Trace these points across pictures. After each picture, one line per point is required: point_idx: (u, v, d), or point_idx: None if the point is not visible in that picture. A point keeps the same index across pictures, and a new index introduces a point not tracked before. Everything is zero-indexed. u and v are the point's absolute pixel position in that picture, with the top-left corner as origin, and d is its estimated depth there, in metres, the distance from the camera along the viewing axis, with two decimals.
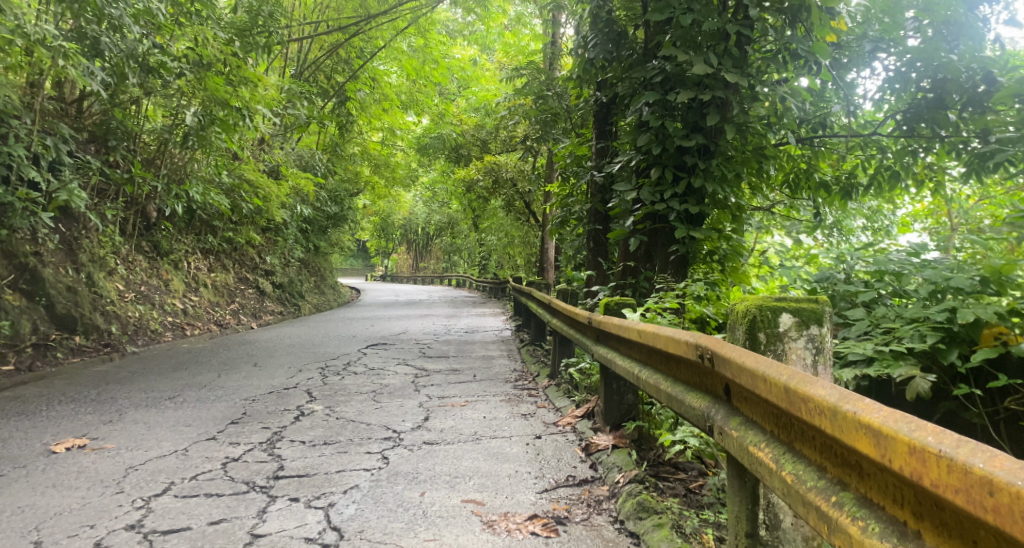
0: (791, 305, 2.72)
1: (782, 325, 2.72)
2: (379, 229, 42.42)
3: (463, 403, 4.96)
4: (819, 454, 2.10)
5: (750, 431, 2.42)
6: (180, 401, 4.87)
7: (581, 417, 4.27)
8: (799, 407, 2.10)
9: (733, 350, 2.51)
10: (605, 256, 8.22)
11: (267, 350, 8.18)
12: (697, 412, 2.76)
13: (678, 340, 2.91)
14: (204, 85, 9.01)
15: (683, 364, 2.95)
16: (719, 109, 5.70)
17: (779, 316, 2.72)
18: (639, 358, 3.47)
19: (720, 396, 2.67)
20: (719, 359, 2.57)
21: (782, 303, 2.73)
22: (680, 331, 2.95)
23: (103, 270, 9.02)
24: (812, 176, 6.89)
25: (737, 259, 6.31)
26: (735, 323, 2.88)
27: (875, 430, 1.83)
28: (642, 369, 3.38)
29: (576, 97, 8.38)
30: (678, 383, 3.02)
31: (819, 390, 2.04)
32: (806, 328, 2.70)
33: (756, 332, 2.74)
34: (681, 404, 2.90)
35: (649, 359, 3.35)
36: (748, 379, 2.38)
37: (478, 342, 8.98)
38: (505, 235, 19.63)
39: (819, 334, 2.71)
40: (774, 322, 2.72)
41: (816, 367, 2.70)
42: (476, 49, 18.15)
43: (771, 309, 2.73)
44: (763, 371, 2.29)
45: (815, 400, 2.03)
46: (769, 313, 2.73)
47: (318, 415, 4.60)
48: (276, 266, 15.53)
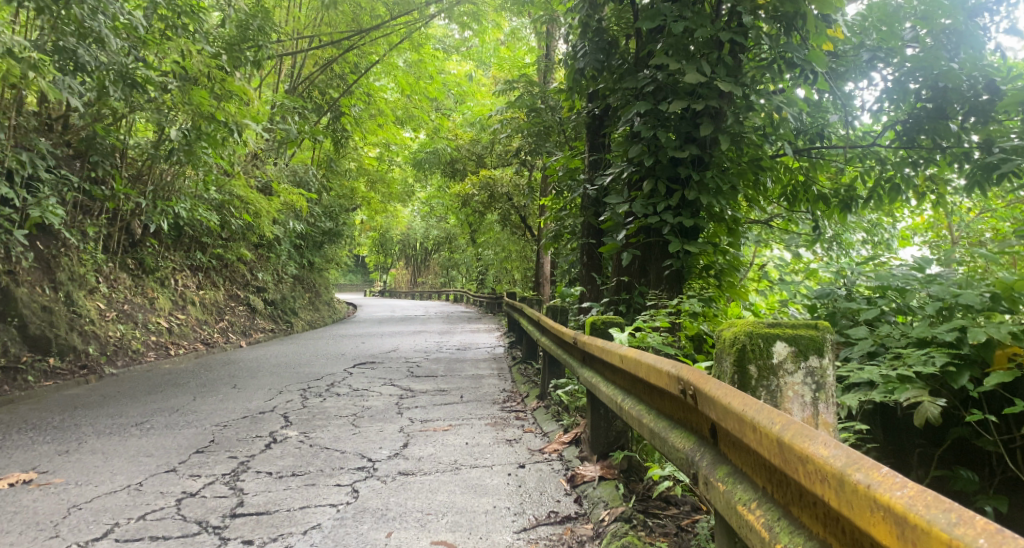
0: (785, 332, 2.53)
1: (776, 355, 2.54)
2: (379, 245, 42.20)
3: (446, 428, 4.70)
4: (816, 522, 1.94)
5: (738, 484, 2.24)
6: (146, 427, 4.63)
7: (569, 444, 4.01)
8: (797, 465, 1.96)
9: (718, 388, 2.34)
10: (599, 271, 7.96)
11: (251, 369, 7.94)
12: (675, 451, 2.59)
13: (660, 372, 2.71)
14: (188, 99, 8.77)
15: (666, 397, 2.74)
16: (713, 119, 5.50)
17: (773, 344, 2.53)
18: (618, 384, 3.29)
19: (703, 437, 2.48)
20: (705, 398, 2.38)
21: (776, 331, 2.54)
22: (662, 360, 2.76)
23: (83, 289, 8.80)
24: (811, 189, 6.62)
25: (734, 274, 6.00)
26: (722, 353, 2.65)
27: (900, 517, 1.70)
28: (622, 396, 3.19)
29: (568, 109, 8.19)
30: (658, 415, 2.85)
31: (820, 449, 1.91)
32: (803, 359, 2.52)
33: (746, 365, 2.55)
34: (659, 440, 2.73)
35: (627, 386, 3.17)
36: (735, 423, 2.21)
37: (470, 360, 8.74)
38: (502, 250, 19.36)
39: (819, 367, 2.52)
40: (768, 352, 2.53)
41: (816, 405, 2.52)
42: (472, 65, 18.05)
43: (763, 337, 2.53)
44: (753, 416, 2.13)
45: (817, 462, 1.89)
46: (761, 343, 2.54)
47: (291, 442, 4.34)
48: (268, 283, 15.28)
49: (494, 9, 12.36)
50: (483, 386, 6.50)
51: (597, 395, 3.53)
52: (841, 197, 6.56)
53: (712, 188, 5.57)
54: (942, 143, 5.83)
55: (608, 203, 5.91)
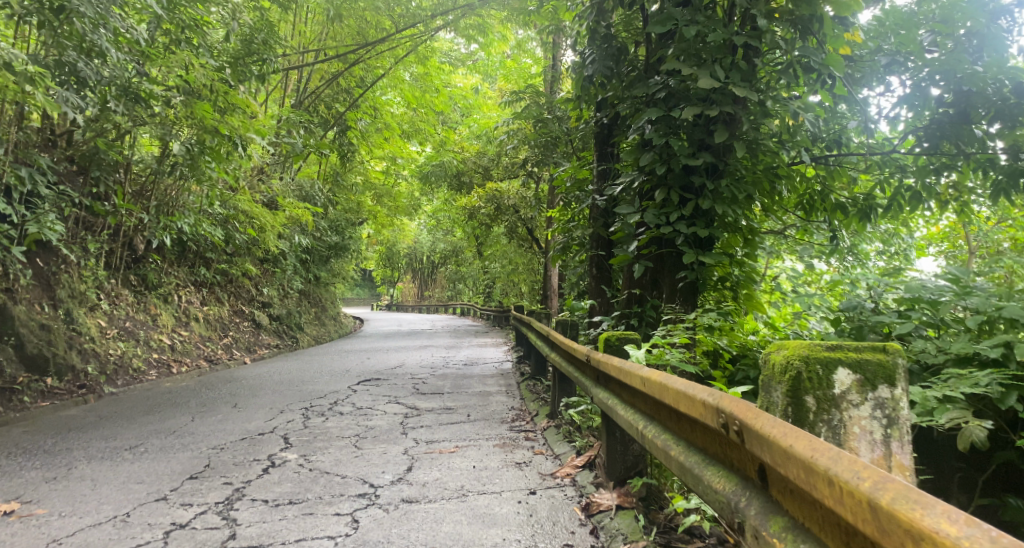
0: (847, 357, 2.32)
1: (838, 384, 2.34)
2: (385, 258, 42.07)
3: (452, 450, 4.48)
4: None
5: (801, 541, 2.02)
6: (139, 452, 4.44)
7: (582, 467, 3.80)
8: (898, 535, 1.73)
9: (775, 427, 2.11)
10: (609, 284, 7.75)
11: (253, 387, 7.76)
12: (716, 492, 2.37)
13: (694, 401, 2.49)
14: (191, 113, 8.62)
15: (700, 429, 2.53)
16: (727, 126, 5.32)
17: (834, 372, 2.33)
18: (640, 408, 3.07)
19: (751, 480, 2.27)
20: (760, 439, 2.16)
21: (836, 355, 2.33)
22: (697, 388, 2.53)
23: (84, 306, 8.65)
24: (828, 198, 6.34)
25: (751, 286, 5.79)
26: (772, 382, 2.47)
27: None
28: (645, 423, 2.98)
29: (577, 119, 7.99)
30: (690, 447, 2.63)
31: (943, 524, 1.66)
32: (870, 389, 2.31)
33: (803, 396, 2.36)
34: (695, 477, 2.51)
35: (652, 412, 2.96)
36: (807, 475, 1.97)
37: (477, 376, 8.54)
38: (509, 264, 19.09)
39: (889, 399, 2.30)
40: (829, 379, 2.33)
41: (888, 443, 2.29)
42: (477, 78, 17.96)
43: (823, 364, 2.33)
44: (837, 471, 1.89)
45: (938, 539, 1.64)
46: (820, 370, 2.34)
47: (290, 466, 4.14)
48: (273, 298, 15.10)
49: (500, 23, 12.25)
50: (491, 404, 6.28)
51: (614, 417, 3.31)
52: (862, 204, 6.23)
53: (727, 197, 5.37)
54: (966, 149, 5.60)
55: (619, 213, 5.70)
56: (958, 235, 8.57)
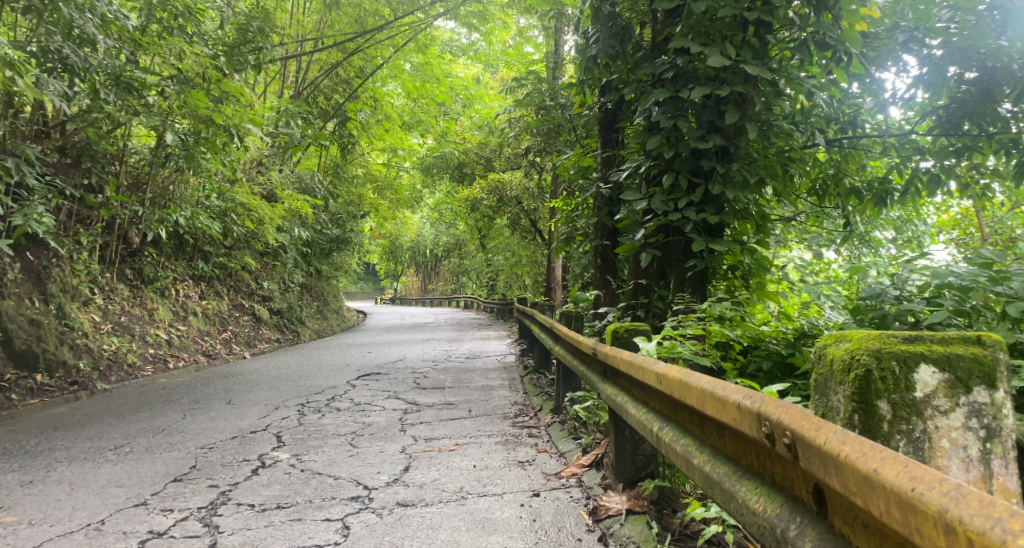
0: (931, 353, 2.15)
1: (920, 385, 2.15)
2: (388, 251, 41.78)
3: (452, 447, 4.27)
4: None
5: None
6: (124, 452, 4.23)
7: (588, 467, 3.58)
8: None
9: (843, 443, 1.85)
10: (614, 274, 7.50)
11: (249, 383, 7.56)
12: (755, 512, 2.12)
13: (735, 407, 2.21)
14: (184, 101, 8.36)
15: (737, 437, 2.27)
16: (739, 105, 5.08)
17: (916, 370, 2.15)
18: (657, 408, 2.83)
19: (804, 503, 2.01)
20: (832, 462, 1.87)
21: (918, 350, 2.16)
22: (729, 389, 2.28)
23: (76, 301, 8.46)
24: (842, 182, 6.07)
25: (764, 274, 5.53)
26: (835, 384, 2.30)
27: None
28: (663, 425, 2.74)
29: (580, 104, 7.76)
30: (719, 456, 2.39)
31: None
32: (963, 392, 2.11)
33: (876, 401, 2.17)
34: (726, 492, 2.26)
35: (671, 412, 2.72)
36: (909, 514, 1.68)
37: (480, 369, 8.32)
38: (511, 256, 18.78)
39: (988, 405, 2.10)
40: (909, 379, 2.15)
41: (991, 462, 2.09)
42: (479, 67, 17.70)
43: (900, 360, 2.16)
44: (963, 517, 1.59)
45: None
46: (899, 368, 2.16)
47: (280, 467, 3.93)
48: (274, 292, 14.88)
49: (501, 10, 12.01)
50: (494, 398, 6.06)
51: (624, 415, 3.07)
52: (879, 186, 5.94)
53: (738, 181, 5.11)
54: (989, 129, 5.36)
55: (624, 200, 5.45)
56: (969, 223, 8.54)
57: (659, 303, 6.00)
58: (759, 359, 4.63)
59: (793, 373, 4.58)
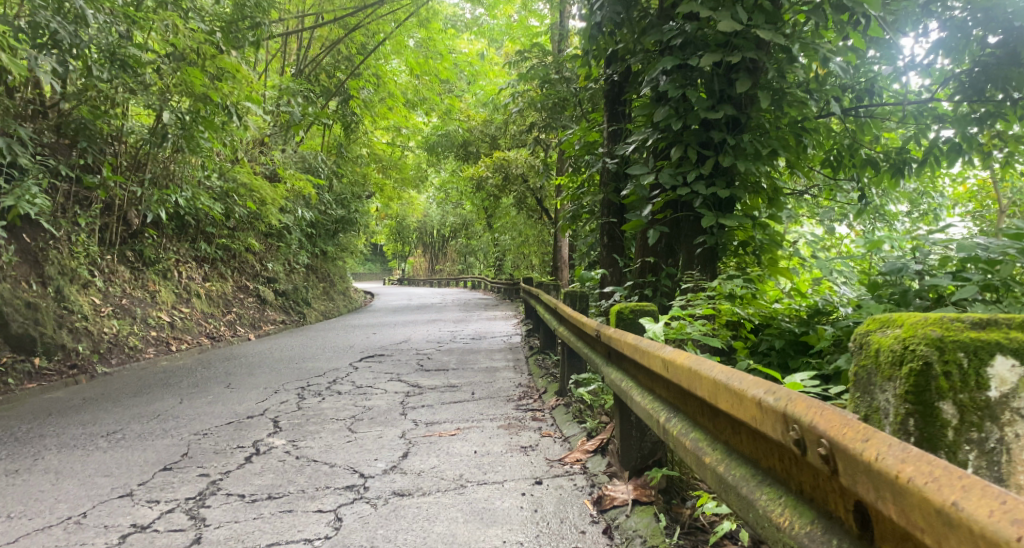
0: (1009, 341, 1.86)
1: (996, 382, 1.85)
2: (396, 232, 41.61)
3: (453, 432, 4.11)
4: None
5: None
6: (115, 439, 4.11)
7: (593, 453, 3.42)
8: None
9: (901, 461, 1.59)
10: (621, 252, 7.28)
11: (251, 365, 7.44)
12: (780, 528, 1.90)
13: (764, 409, 1.97)
14: (178, 79, 8.21)
15: (762, 439, 2.04)
16: (750, 73, 4.87)
17: (990, 364, 1.86)
18: (668, 399, 2.64)
19: (842, 522, 1.77)
20: (889, 485, 1.60)
21: (993, 339, 1.86)
22: (753, 383, 2.07)
23: (76, 283, 8.40)
24: (858, 152, 5.83)
25: (777, 250, 5.29)
26: (882, 381, 1.94)
27: None
28: (673, 417, 2.56)
29: (586, 77, 7.52)
30: (737, 456, 2.20)
31: None
32: None
33: (943, 403, 1.84)
34: (744, 500, 2.06)
35: (684, 404, 2.53)
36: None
37: (485, 350, 8.16)
38: (518, 235, 18.44)
39: None
40: (980, 374, 1.85)
41: None
42: (483, 43, 17.40)
43: (970, 352, 1.85)
44: None
45: None
46: (972, 361, 1.85)
47: (276, 454, 3.79)
48: (279, 273, 14.76)
49: None
50: (498, 380, 5.90)
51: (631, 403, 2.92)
52: (897, 155, 5.69)
53: (750, 153, 4.90)
54: (1013, 94, 5.06)
55: (631, 174, 5.25)
56: (988, 196, 8.28)
57: (667, 281, 5.82)
58: (770, 338, 4.46)
59: (807, 352, 4.40)
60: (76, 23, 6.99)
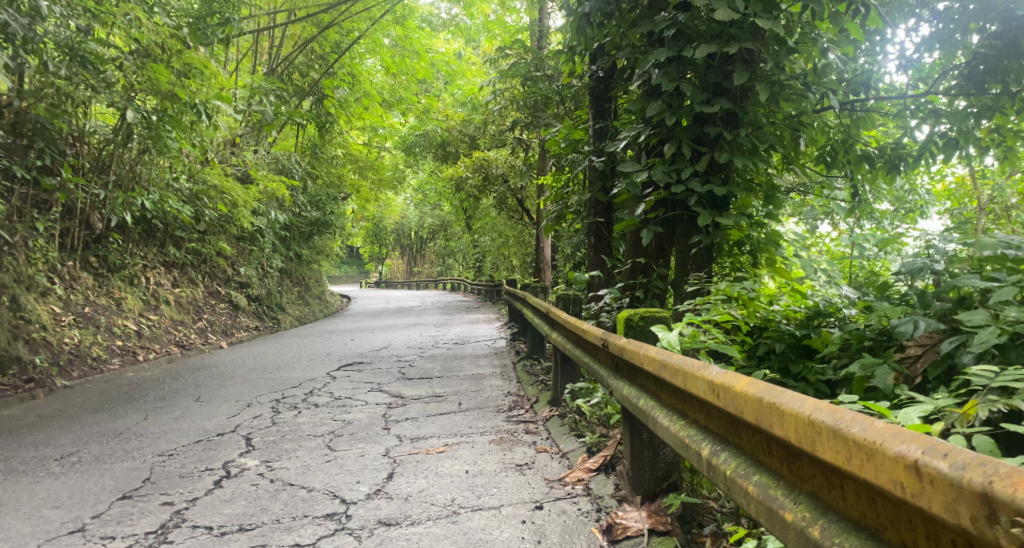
0: None
1: None
2: (373, 234, 41.08)
3: (441, 448, 3.84)
4: None
5: None
6: (70, 462, 3.78)
7: (597, 472, 3.22)
8: None
9: None
10: (609, 253, 7.02)
11: (223, 375, 7.10)
12: None
13: (950, 486, 1.56)
14: (144, 76, 7.80)
15: (910, 513, 1.66)
16: (747, 65, 4.63)
17: None
18: (718, 431, 2.32)
19: None
20: None
21: None
22: (910, 439, 1.67)
23: (34, 291, 8.01)
24: (853, 148, 5.46)
25: (774, 250, 5.03)
26: None
27: None
28: (724, 453, 2.25)
29: (570, 73, 7.26)
30: (835, 519, 1.85)
31: None
32: None
33: None
34: None
35: (739, 437, 2.21)
36: None
37: (469, 356, 7.89)
38: (497, 236, 18.12)
39: None
40: None
41: None
42: (460, 42, 17.10)
43: None
44: None
45: None
46: None
47: (249, 476, 3.49)
48: (252, 278, 14.31)
49: None
50: (485, 389, 5.63)
51: (651, 424, 2.70)
52: (892, 150, 5.35)
53: (747, 148, 4.66)
54: (1013, 89, 4.81)
55: (623, 171, 4.98)
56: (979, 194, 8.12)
57: (659, 282, 5.64)
58: (770, 342, 4.17)
59: (808, 355, 4.14)
60: (31, 15, 6.51)
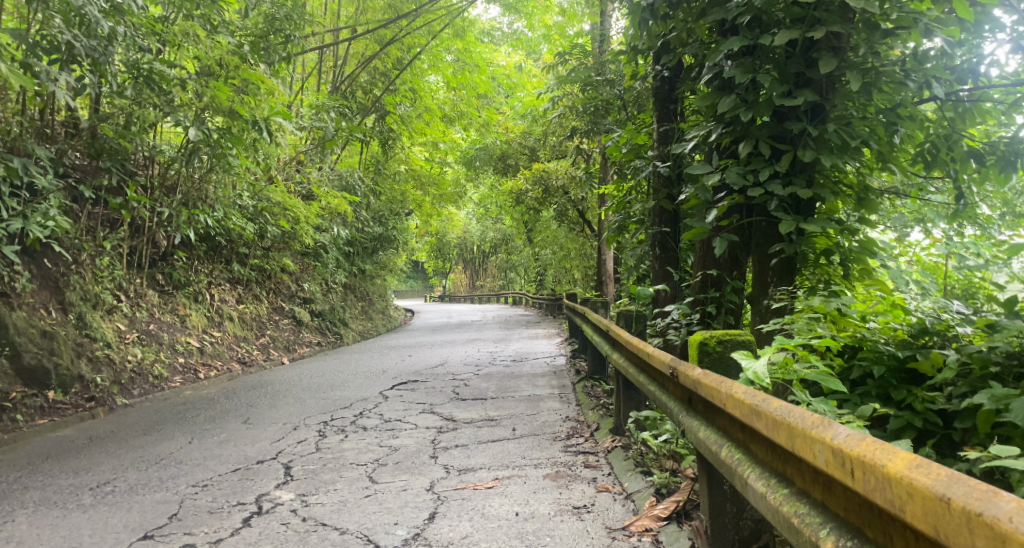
0: None
1: None
2: (437, 250, 41.18)
3: (491, 483, 3.49)
4: None
5: None
6: (103, 492, 3.56)
7: (666, 522, 2.85)
8: None
9: None
10: (675, 265, 6.54)
11: (278, 394, 6.93)
12: None
13: None
14: (205, 95, 7.75)
15: None
16: (833, 53, 4.16)
17: None
18: (846, 518, 1.84)
19: None
20: None
21: None
22: None
23: (100, 309, 8.05)
24: (958, 144, 4.84)
25: (868, 259, 4.47)
26: None
27: None
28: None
29: (632, 75, 6.83)
30: None
31: None
32: None
33: None
34: None
35: (883, 535, 1.72)
36: None
37: (528, 374, 7.54)
38: (558, 249, 17.67)
39: None
40: None
41: None
42: (521, 54, 16.88)
43: None
44: None
45: None
46: None
47: (282, 512, 3.20)
48: (316, 294, 14.29)
49: None
50: (542, 412, 5.24)
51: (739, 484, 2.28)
52: (1007, 145, 4.69)
53: (835, 145, 4.16)
54: None
55: (693, 173, 4.54)
56: None
57: (733, 296, 5.14)
58: (866, 365, 3.64)
59: (910, 380, 3.61)
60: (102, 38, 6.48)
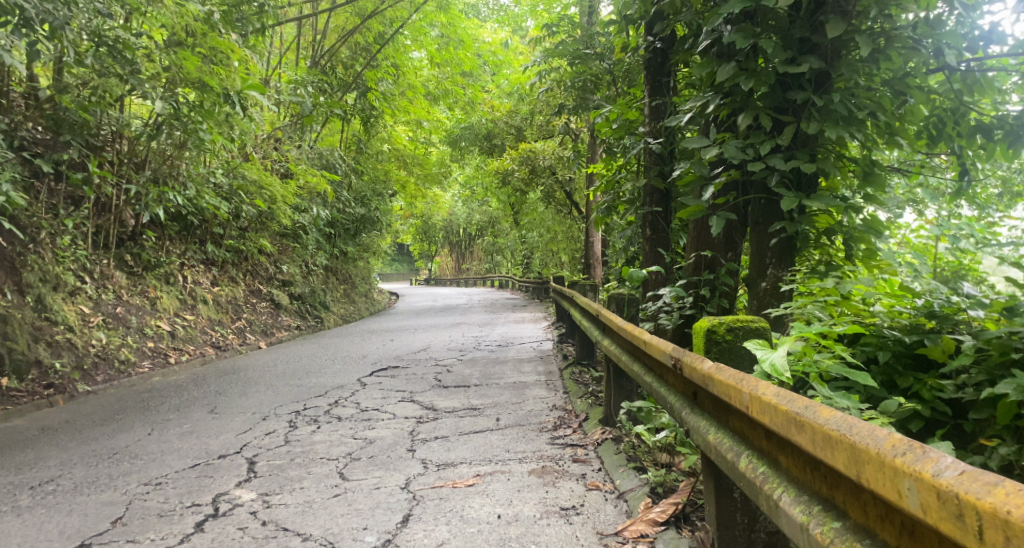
0: None
1: None
2: (422, 232, 40.68)
3: (473, 479, 3.23)
4: None
5: None
6: (44, 492, 3.24)
7: (664, 528, 2.60)
8: None
9: None
10: (667, 246, 6.25)
11: (250, 380, 6.61)
12: None
13: None
14: (173, 65, 7.30)
15: None
16: (840, 16, 3.86)
17: None
18: None
19: None
20: None
21: None
22: None
23: (60, 291, 7.66)
24: (966, 118, 4.56)
25: (873, 240, 4.12)
26: None
27: None
28: None
29: (622, 48, 6.51)
30: None
31: None
32: None
33: None
34: None
35: None
36: None
37: (513, 359, 7.27)
38: (545, 232, 17.32)
39: None
40: None
41: None
42: (506, 30, 16.43)
43: None
44: None
45: None
46: None
47: (240, 514, 2.91)
48: (295, 276, 13.89)
49: None
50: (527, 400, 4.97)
51: (767, 504, 2.02)
52: (1015, 119, 4.39)
53: (841, 116, 3.88)
54: None
55: (689, 147, 4.24)
56: None
57: (728, 278, 4.89)
58: (870, 350, 3.37)
59: (919, 368, 3.35)
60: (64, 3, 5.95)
